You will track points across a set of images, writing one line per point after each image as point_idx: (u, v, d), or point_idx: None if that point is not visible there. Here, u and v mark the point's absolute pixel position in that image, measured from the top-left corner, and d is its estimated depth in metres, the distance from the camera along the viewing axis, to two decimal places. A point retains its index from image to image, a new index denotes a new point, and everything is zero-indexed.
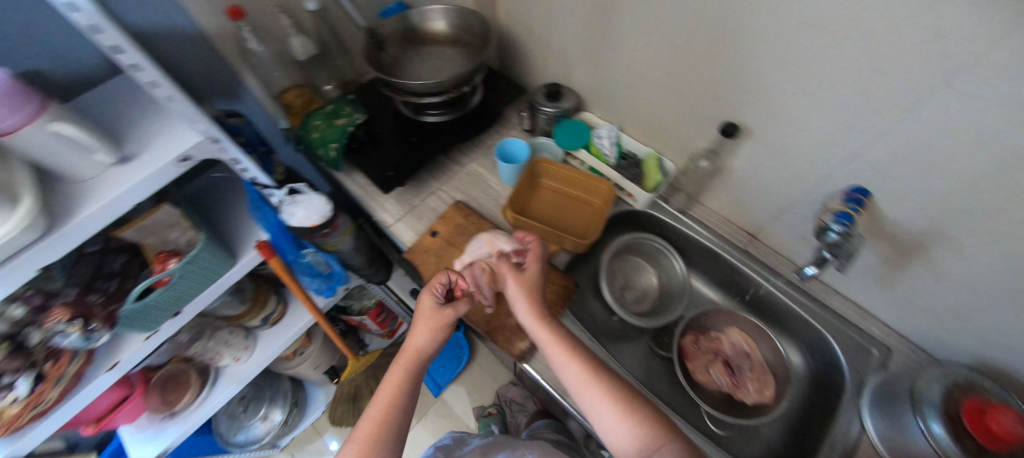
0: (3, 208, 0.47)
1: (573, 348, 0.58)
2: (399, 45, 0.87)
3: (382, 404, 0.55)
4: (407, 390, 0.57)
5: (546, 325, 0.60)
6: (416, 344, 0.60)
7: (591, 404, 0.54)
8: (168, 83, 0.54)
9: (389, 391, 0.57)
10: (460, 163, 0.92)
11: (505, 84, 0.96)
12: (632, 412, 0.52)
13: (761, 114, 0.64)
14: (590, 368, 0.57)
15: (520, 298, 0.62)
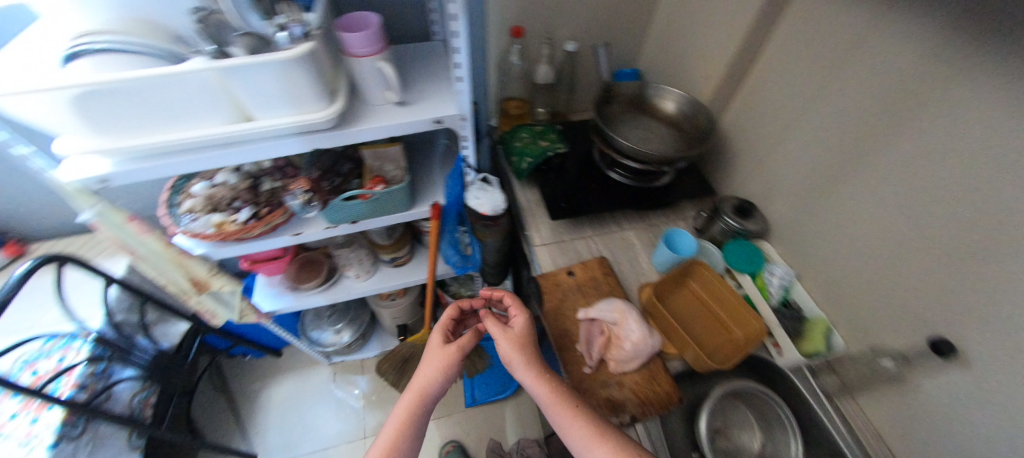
0: (316, 94, 0.64)
1: (576, 407, 0.60)
2: (625, 105, 0.94)
3: (390, 442, 0.60)
4: (411, 424, 0.62)
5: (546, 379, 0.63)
6: (421, 386, 0.65)
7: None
8: (464, 64, 0.66)
9: (387, 432, 0.61)
10: (619, 225, 0.96)
11: (698, 178, 0.97)
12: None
13: (998, 358, 0.53)
14: (595, 423, 0.58)
15: (512, 349, 0.68)
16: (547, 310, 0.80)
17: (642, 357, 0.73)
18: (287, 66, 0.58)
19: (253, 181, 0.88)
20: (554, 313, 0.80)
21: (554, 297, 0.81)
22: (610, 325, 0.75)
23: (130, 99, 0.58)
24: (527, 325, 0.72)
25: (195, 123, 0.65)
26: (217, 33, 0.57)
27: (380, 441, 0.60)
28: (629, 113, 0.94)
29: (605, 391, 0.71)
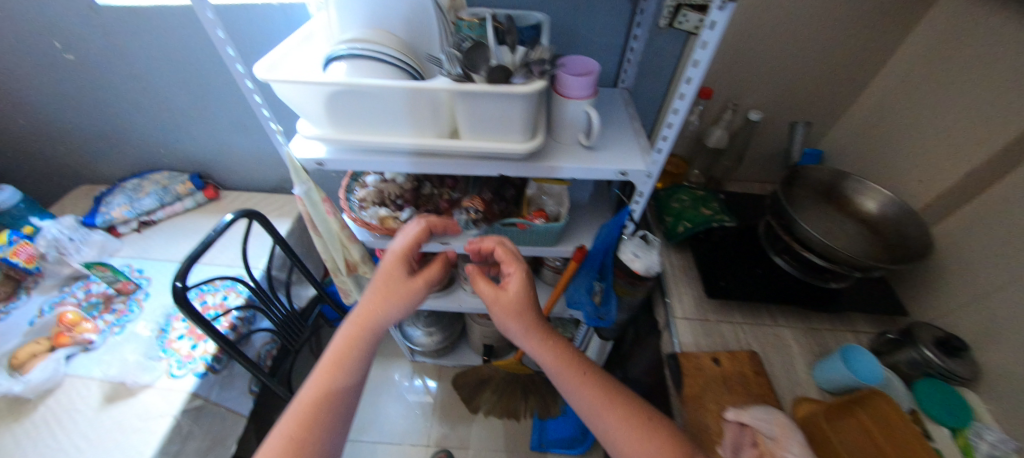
0: (529, 128, 0.64)
1: (578, 379, 0.61)
2: (813, 191, 0.85)
3: (326, 419, 0.55)
4: (353, 362, 0.60)
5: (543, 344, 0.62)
6: (364, 318, 0.62)
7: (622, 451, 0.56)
8: (679, 122, 0.62)
9: (327, 366, 0.59)
10: (773, 319, 0.85)
11: (884, 293, 0.83)
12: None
13: None
14: (599, 395, 0.60)
15: (506, 315, 0.64)
16: (684, 394, 0.73)
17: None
18: (520, 99, 0.59)
19: (417, 183, 0.93)
20: (691, 401, 0.72)
21: (693, 383, 0.74)
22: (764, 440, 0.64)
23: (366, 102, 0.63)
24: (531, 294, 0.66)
25: (403, 131, 0.68)
26: (476, 59, 0.57)
27: (330, 387, 0.57)
28: (817, 201, 0.84)
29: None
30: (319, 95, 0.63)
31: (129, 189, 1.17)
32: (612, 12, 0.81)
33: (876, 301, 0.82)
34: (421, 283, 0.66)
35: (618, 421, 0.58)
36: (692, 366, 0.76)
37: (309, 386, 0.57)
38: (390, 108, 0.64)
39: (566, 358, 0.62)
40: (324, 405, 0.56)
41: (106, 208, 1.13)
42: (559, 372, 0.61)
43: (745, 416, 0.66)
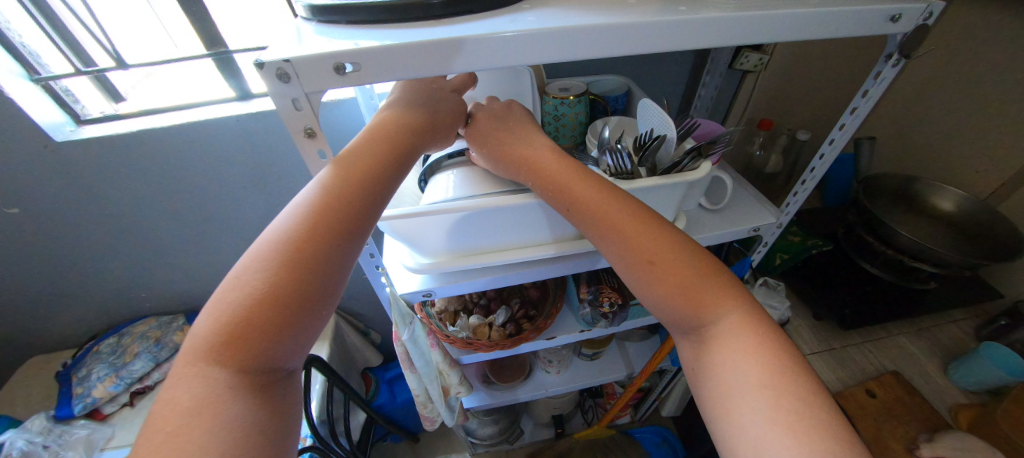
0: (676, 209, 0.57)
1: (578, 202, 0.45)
2: (889, 199, 0.88)
3: (281, 274, 0.33)
4: (328, 218, 0.36)
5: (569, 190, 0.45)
6: (358, 155, 0.40)
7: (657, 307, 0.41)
8: (820, 172, 0.63)
9: (326, 198, 0.37)
10: (892, 330, 0.85)
11: (970, 283, 0.88)
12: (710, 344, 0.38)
13: None
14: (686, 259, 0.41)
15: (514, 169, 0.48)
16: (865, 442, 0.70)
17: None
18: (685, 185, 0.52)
19: None
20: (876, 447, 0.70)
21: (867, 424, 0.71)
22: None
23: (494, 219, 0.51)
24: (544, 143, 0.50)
25: (526, 241, 0.57)
26: (648, 152, 0.51)
27: (316, 228, 0.35)
28: (893, 208, 0.88)
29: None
30: (438, 225, 0.49)
31: (105, 355, 0.95)
32: (677, 63, 0.79)
33: (970, 292, 0.87)
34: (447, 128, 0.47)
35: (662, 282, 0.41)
36: (857, 406, 0.73)
37: (279, 222, 0.36)
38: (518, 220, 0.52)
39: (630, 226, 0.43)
40: (323, 305, 0.35)
41: (82, 388, 0.90)
42: (602, 223, 0.43)
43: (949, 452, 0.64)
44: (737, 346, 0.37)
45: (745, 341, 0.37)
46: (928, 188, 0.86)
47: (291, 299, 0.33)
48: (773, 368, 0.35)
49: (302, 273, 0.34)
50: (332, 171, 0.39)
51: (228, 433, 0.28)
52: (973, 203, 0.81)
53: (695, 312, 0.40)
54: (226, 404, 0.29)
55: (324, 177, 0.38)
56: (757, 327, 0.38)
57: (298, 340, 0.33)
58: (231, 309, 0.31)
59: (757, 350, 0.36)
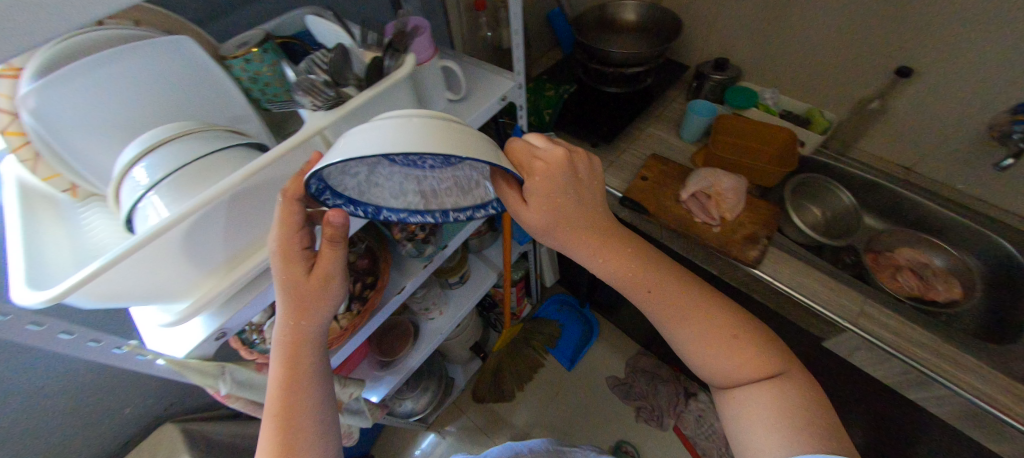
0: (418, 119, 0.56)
1: (643, 280, 0.44)
2: (594, 29, 1.04)
3: (285, 430, 0.41)
4: (300, 378, 0.43)
5: (622, 258, 0.44)
6: (296, 320, 0.42)
7: (706, 359, 0.42)
8: (520, 28, 0.69)
9: (283, 366, 0.43)
10: (640, 130, 1.08)
11: (667, 65, 1.15)
12: (747, 396, 0.41)
13: (937, 56, 0.80)
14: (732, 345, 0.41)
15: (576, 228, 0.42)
16: (652, 212, 0.91)
17: (740, 202, 0.89)
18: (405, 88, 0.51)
19: None
20: (660, 211, 0.91)
21: (649, 201, 0.92)
22: (711, 188, 0.88)
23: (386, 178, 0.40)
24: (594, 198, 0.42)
25: None
26: (342, 67, 0.46)
27: (286, 400, 0.42)
28: (602, 35, 1.04)
29: (738, 235, 0.86)
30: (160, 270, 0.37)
31: None
32: None
33: (671, 73, 1.13)
34: (339, 250, 0.41)
35: (718, 334, 0.42)
36: (639, 192, 0.94)
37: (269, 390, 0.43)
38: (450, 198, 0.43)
39: (658, 266, 0.45)
40: (324, 437, 0.43)
41: None
42: (621, 274, 0.44)
43: (695, 187, 0.89)
44: (764, 397, 0.40)
45: (770, 392, 0.40)
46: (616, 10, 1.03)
47: (299, 443, 0.41)
48: (796, 426, 0.38)
49: (300, 427, 0.42)
50: (280, 344, 0.43)
51: None
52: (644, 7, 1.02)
53: (739, 362, 0.41)
54: None
55: (282, 345, 0.43)
56: (799, 423, 0.38)
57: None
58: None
59: (781, 410, 0.39)
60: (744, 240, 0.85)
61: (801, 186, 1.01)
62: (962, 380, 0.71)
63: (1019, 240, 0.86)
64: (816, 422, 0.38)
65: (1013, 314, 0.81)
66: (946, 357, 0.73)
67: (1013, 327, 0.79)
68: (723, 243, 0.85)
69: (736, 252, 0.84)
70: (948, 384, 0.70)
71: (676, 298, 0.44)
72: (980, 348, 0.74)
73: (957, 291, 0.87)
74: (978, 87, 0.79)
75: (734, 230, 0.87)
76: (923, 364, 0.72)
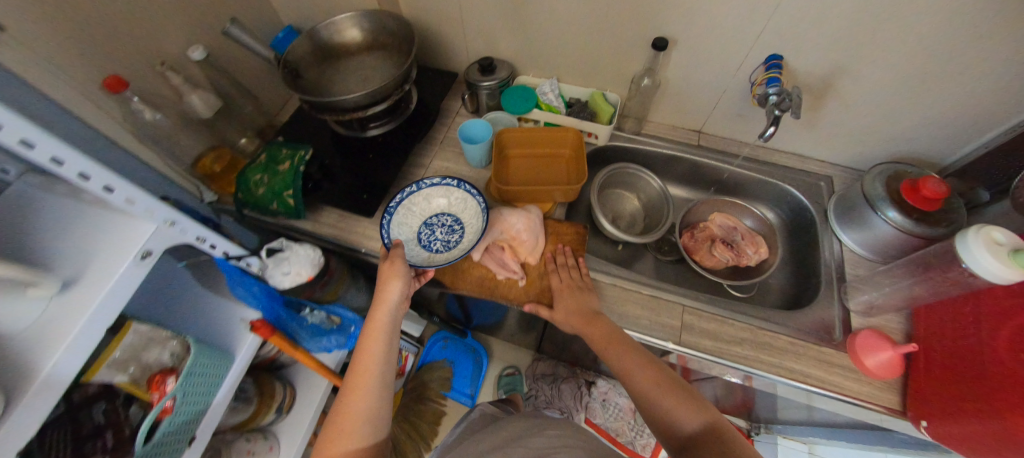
0: None
1: (609, 341, 0.62)
2: (315, 66, 0.81)
3: (359, 381, 0.61)
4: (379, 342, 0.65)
5: (594, 321, 0.66)
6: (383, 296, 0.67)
7: (638, 381, 0.57)
8: (100, 169, 0.43)
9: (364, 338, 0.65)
10: (422, 168, 0.89)
11: (434, 77, 0.96)
12: (690, 401, 0.54)
13: (681, 20, 0.73)
14: (626, 345, 0.61)
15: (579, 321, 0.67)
16: (449, 283, 0.75)
17: (537, 238, 0.77)
18: None
19: None
20: (455, 277, 0.77)
21: (444, 269, 0.77)
22: (503, 235, 0.77)
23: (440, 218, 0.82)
24: (586, 299, 0.70)
25: None
26: None
27: (360, 366, 0.63)
28: (329, 71, 0.82)
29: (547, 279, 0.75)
30: None
31: None
32: None
33: (440, 86, 0.94)
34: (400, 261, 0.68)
35: (628, 358, 0.60)
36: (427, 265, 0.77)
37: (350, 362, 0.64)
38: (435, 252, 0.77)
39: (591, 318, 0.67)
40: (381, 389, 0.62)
41: None
42: (594, 335, 0.64)
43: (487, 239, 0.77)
44: (664, 394, 0.55)
45: (664, 385, 0.56)
46: (332, 32, 0.81)
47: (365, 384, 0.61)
48: (696, 402, 0.54)
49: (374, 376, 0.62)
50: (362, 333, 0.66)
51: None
52: (366, 20, 0.82)
53: (643, 370, 0.58)
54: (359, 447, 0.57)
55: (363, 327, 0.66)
56: (681, 396, 0.54)
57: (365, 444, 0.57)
58: (339, 409, 0.60)
59: (680, 395, 0.54)
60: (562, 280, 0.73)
61: (608, 178, 0.93)
62: (780, 363, 0.69)
63: (800, 182, 0.88)
64: (708, 406, 0.54)
65: (811, 260, 0.83)
66: (763, 342, 0.71)
67: (810, 275, 0.82)
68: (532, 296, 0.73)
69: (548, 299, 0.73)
70: (769, 373, 0.68)
71: (609, 346, 0.62)
72: (787, 316, 0.74)
73: (764, 249, 0.86)
74: (727, 44, 0.75)
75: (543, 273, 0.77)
76: (746, 359, 0.69)
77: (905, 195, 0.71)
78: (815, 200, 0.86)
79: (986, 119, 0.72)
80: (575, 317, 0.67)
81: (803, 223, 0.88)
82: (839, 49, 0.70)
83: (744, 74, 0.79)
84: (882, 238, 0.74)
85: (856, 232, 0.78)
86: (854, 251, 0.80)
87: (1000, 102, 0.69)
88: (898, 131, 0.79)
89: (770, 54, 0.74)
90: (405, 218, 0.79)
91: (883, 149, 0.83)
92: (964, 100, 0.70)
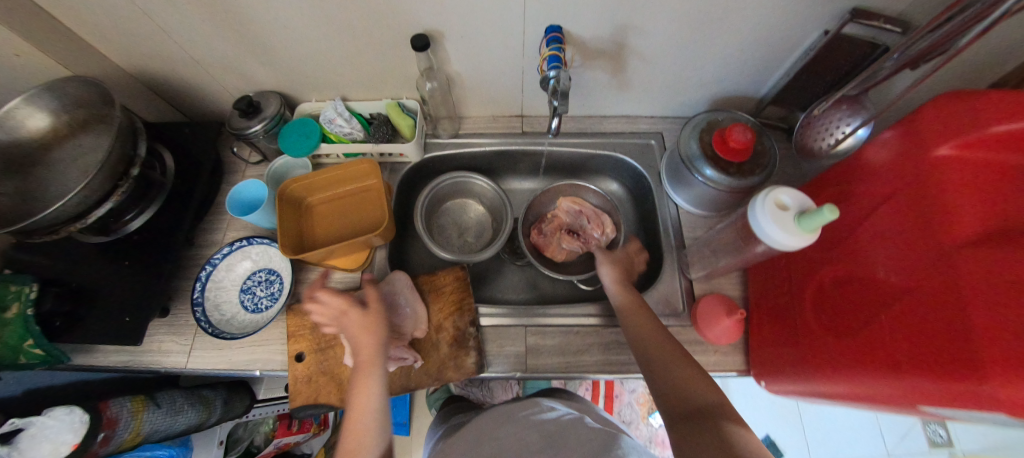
0: None
1: (647, 329, 0.58)
2: (11, 176, 0.64)
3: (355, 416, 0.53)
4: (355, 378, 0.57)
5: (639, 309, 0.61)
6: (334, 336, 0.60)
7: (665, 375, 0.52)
8: None
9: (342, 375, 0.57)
10: (216, 247, 0.75)
11: (200, 131, 0.79)
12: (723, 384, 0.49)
13: (433, 12, 0.61)
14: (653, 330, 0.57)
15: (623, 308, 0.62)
16: (340, 402, 0.64)
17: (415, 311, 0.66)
18: None
19: None
20: (343, 391, 0.64)
21: (325, 386, 0.64)
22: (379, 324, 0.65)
23: (252, 278, 0.72)
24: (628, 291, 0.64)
25: None
26: None
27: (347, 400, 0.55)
28: (35, 175, 0.65)
29: (442, 347, 0.66)
30: None
31: None
32: None
33: (207, 141, 0.78)
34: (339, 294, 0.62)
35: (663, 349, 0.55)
36: (307, 393, 0.64)
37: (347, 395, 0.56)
38: (267, 310, 0.70)
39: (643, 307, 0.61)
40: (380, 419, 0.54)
41: None
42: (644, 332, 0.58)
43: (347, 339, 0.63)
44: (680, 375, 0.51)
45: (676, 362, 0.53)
46: (8, 125, 0.64)
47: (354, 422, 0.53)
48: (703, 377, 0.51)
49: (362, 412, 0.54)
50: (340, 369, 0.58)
51: None
52: (53, 96, 0.64)
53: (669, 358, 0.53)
54: None
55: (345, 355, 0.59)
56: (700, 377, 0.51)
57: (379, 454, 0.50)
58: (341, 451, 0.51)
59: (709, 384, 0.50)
60: (450, 348, 0.65)
61: (437, 194, 0.83)
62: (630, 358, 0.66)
63: (632, 147, 0.82)
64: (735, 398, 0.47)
65: (654, 228, 0.80)
66: (612, 342, 0.68)
67: (655, 244, 0.79)
68: (434, 377, 0.64)
69: (453, 373, 0.64)
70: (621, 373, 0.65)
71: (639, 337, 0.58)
72: None
73: (611, 227, 0.82)
74: (497, 25, 0.64)
75: (436, 341, 0.66)
76: (597, 368, 0.66)
77: (717, 150, 0.66)
78: (647, 163, 0.81)
79: (780, 46, 0.67)
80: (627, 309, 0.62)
81: (643, 189, 0.83)
82: (611, 8, 0.61)
83: (532, 51, 0.69)
84: (708, 196, 0.71)
85: (686, 192, 0.74)
86: (690, 211, 0.76)
87: (786, 26, 0.64)
88: (705, 74, 0.73)
89: (547, 26, 0.64)
90: (218, 302, 0.69)
91: (701, 95, 0.78)
92: (751, 32, 0.65)
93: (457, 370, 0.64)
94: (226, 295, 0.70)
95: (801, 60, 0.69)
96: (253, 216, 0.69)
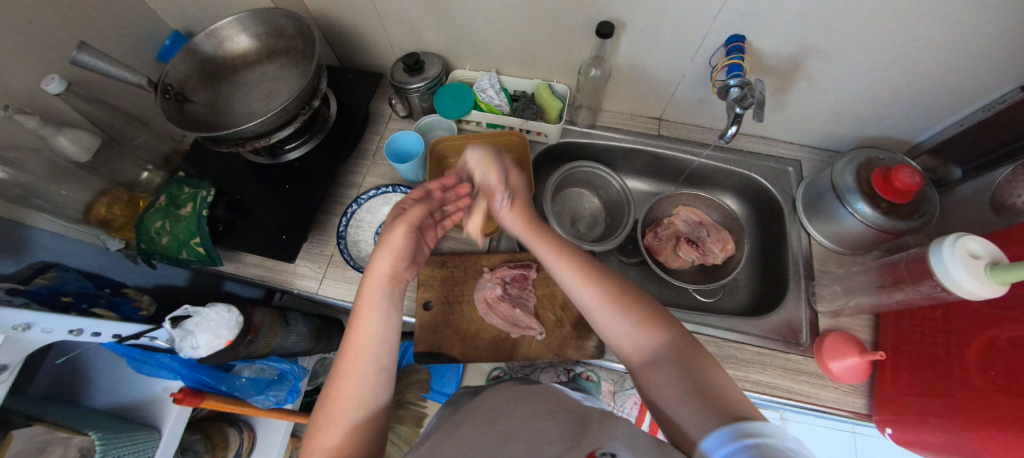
0: None
1: (579, 277, 0.53)
2: (206, 88, 0.70)
3: (351, 361, 0.47)
4: (374, 322, 0.48)
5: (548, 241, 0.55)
6: (372, 267, 0.51)
7: (598, 305, 0.51)
8: None
9: (362, 310, 0.49)
10: (357, 189, 0.79)
11: (358, 80, 0.84)
12: (674, 357, 0.45)
13: (628, 3, 0.63)
14: (590, 272, 0.52)
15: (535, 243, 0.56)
16: (462, 356, 0.66)
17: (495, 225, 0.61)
18: None
19: None
20: (466, 347, 0.67)
21: (449, 339, 0.66)
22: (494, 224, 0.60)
23: (388, 224, 0.75)
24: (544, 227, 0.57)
25: None
26: None
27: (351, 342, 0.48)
28: (225, 91, 0.71)
29: (565, 325, 0.67)
30: None
31: None
32: None
33: (365, 90, 0.83)
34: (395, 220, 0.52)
35: (602, 298, 0.51)
36: (432, 341, 0.66)
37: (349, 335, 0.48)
38: None
39: (566, 246, 0.55)
40: (385, 377, 0.47)
41: None
42: (573, 271, 0.53)
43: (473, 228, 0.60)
44: (632, 323, 0.49)
45: (620, 316, 0.49)
46: (213, 42, 0.69)
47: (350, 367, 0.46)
48: (661, 325, 0.48)
49: (369, 360, 0.47)
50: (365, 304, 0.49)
51: (362, 440, 0.44)
52: (255, 23, 0.70)
53: (614, 311, 0.50)
54: (352, 436, 0.43)
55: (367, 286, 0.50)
56: (650, 319, 0.49)
57: (368, 426, 0.44)
58: (325, 393, 0.46)
59: (646, 323, 0.48)
60: (573, 327, 0.67)
61: (564, 179, 0.85)
62: (746, 376, 0.66)
63: (767, 170, 0.82)
64: (705, 361, 0.45)
65: (779, 254, 0.79)
66: (729, 356, 0.68)
67: (778, 270, 0.78)
68: (556, 351, 0.65)
69: (574, 352, 0.65)
70: None
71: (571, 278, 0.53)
72: (754, 324, 0.70)
73: (730, 245, 0.81)
74: (682, 26, 0.65)
75: (560, 319, 0.68)
76: None
77: (877, 188, 0.64)
78: (782, 188, 0.81)
79: (963, 95, 0.66)
80: (544, 246, 0.55)
81: (771, 213, 0.82)
82: (806, 29, 0.61)
83: (704, 57, 0.69)
84: (852, 232, 0.69)
85: (824, 224, 0.73)
86: (823, 243, 0.75)
87: (983, 76, 0.62)
88: (868, 110, 0.72)
89: (730, 34, 0.65)
90: (358, 239, 0.73)
91: (854, 129, 0.77)
92: (939, 76, 0.64)
93: (577, 349, 0.65)
94: (364, 234, 0.74)
95: (980, 113, 0.67)
96: (405, 167, 0.73)
